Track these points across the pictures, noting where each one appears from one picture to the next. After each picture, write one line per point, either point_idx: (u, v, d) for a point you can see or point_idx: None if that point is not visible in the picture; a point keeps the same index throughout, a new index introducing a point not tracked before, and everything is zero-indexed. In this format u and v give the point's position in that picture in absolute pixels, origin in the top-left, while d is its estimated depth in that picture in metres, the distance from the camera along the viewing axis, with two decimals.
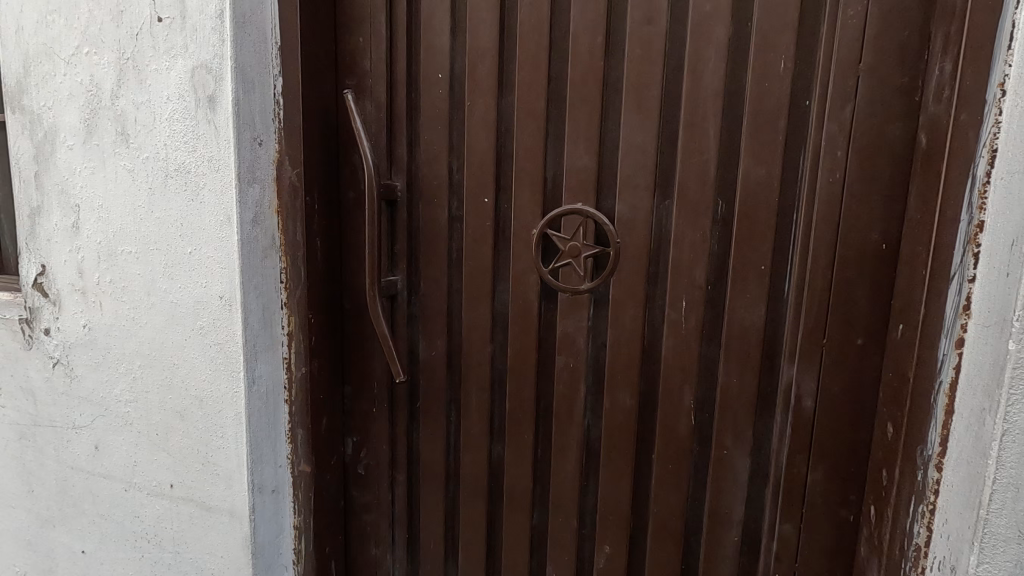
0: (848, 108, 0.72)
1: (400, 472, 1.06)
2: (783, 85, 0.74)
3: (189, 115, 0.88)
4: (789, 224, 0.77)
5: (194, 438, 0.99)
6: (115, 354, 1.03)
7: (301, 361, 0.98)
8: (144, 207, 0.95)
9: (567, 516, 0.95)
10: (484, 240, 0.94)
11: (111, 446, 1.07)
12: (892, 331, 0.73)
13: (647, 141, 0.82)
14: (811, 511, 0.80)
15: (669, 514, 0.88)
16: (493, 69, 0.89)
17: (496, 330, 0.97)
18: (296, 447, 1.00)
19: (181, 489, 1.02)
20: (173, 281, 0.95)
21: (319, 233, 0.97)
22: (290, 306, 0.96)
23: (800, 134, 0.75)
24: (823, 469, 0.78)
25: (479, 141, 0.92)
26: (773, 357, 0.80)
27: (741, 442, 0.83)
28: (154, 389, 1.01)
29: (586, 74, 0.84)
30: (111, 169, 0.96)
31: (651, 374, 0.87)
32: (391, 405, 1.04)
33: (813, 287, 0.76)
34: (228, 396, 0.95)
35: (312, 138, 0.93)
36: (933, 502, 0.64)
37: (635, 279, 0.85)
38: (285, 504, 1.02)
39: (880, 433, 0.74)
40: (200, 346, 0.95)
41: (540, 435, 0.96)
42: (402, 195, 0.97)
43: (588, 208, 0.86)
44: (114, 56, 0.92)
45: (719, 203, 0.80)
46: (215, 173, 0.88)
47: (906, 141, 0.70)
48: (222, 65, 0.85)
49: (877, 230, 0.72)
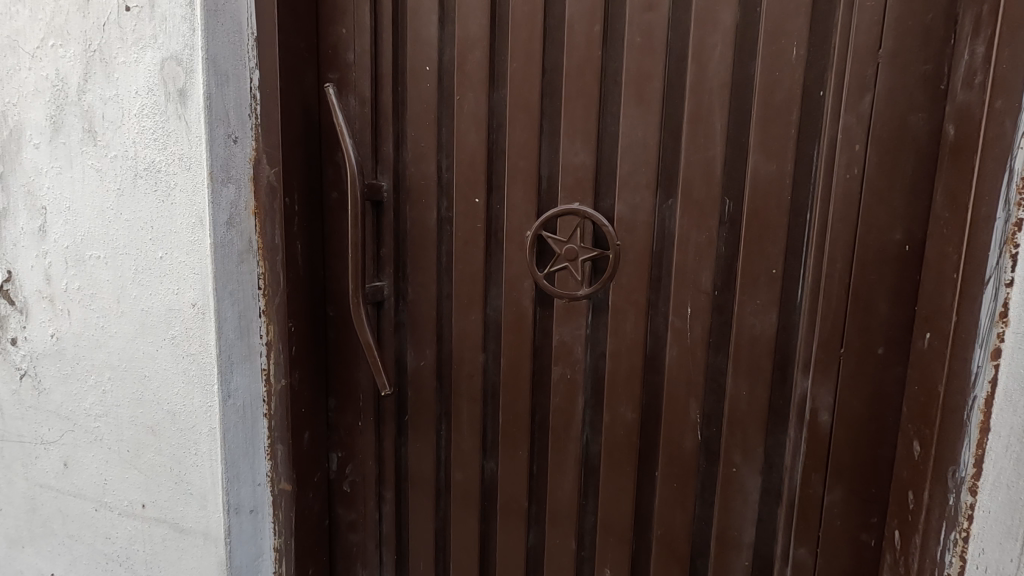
0: (867, 98, 0.66)
1: (387, 490, 0.99)
2: (796, 74, 0.69)
3: (159, 110, 0.83)
4: (803, 224, 0.71)
5: (167, 455, 0.93)
6: (84, 365, 0.97)
7: (280, 373, 0.91)
8: (113, 209, 0.89)
9: (565, 537, 0.89)
10: (475, 242, 0.88)
11: (81, 463, 1.01)
12: (918, 340, 0.66)
13: (648, 135, 0.76)
14: (829, 534, 0.74)
15: (675, 536, 0.82)
16: (484, 61, 0.84)
17: (489, 338, 0.91)
18: (276, 464, 0.94)
19: (154, 509, 0.96)
20: (143, 288, 0.89)
21: (299, 236, 0.90)
22: (269, 314, 0.90)
23: (814, 127, 0.70)
24: (841, 489, 0.72)
25: (469, 138, 0.86)
26: (786, 368, 0.74)
27: (751, 458, 0.77)
28: (125, 403, 0.95)
29: (583, 64, 0.78)
30: (79, 168, 0.90)
31: (654, 386, 0.82)
32: (377, 418, 0.98)
33: (831, 292, 0.70)
34: (202, 411, 0.89)
35: (292, 135, 0.87)
36: (967, 529, 0.58)
37: (637, 285, 0.79)
38: (264, 525, 0.96)
39: (904, 451, 0.68)
40: (173, 357, 0.89)
41: (535, 450, 0.90)
42: (388, 195, 0.91)
43: (586, 208, 0.80)
44: (80, 48, 0.86)
45: (727, 202, 0.74)
46: (187, 172, 0.83)
47: (931, 133, 0.64)
48: (194, 56, 0.79)
49: (899, 230, 0.66)
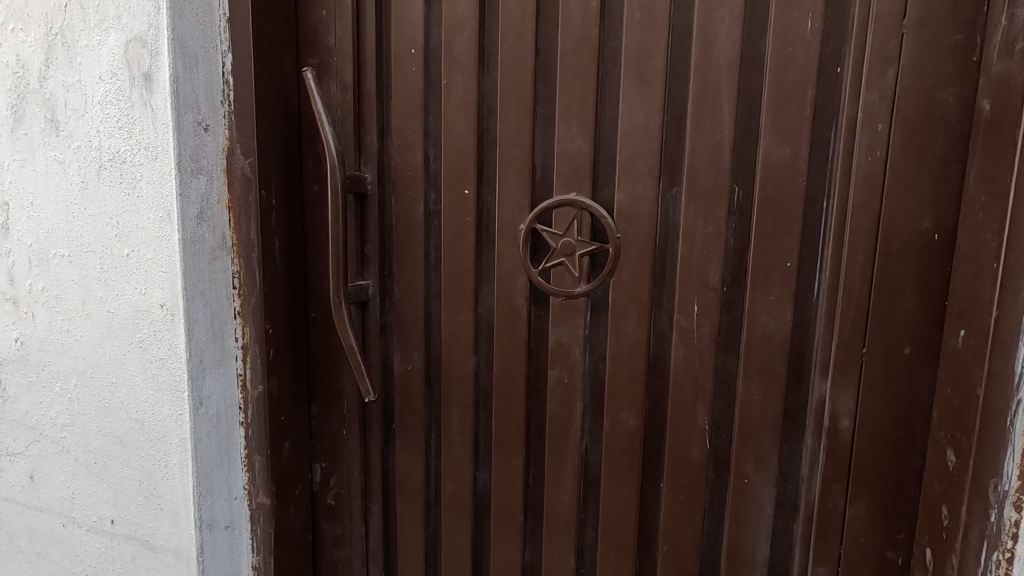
0: (890, 73, 0.60)
1: (373, 503, 0.93)
2: (811, 49, 0.63)
3: (123, 96, 0.77)
4: (819, 213, 0.66)
5: (136, 467, 0.87)
6: (48, 372, 0.90)
7: (257, 378, 0.85)
8: (77, 204, 0.83)
9: (563, 554, 0.83)
10: (465, 237, 0.82)
11: (47, 476, 0.94)
12: (950, 339, 0.60)
13: (650, 118, 0.71)
14: (851, 552, 0.67)
15: (682, 553, 0.76)
16: (473, 42, 0.78)
17: (480, 340, 0.85)
18: (253, 476, 0.88)
19: (123, 525, 0.90)
20: (110, 288, 0.83)
21: (277, 231, 0.84)
22: (244, 316, 0.84)
23: (831, 106, 0.64)
24: (864, 503, 0.66)
25: (457, 125, 0.80)
26: (801, 370, 0.68)
27: (764, 469, 0.70)
28: (93, 412, 0.88)
29: (579, 44, 0.73)
30: (42, 160, 0.84)
31: (659, 391, 0.76)
32: (362, 426, 0.91)
33: (852, 287, 0.64)
34: (171, 420, 0.83)
35: (269, 124, 0.82)
36: (1011, 548, 0.52)
37: (639, 281, 0.73)
38: (241, 542, 0.90)
39: (936, 461, 0.61)
40: (141, 362, 0.83)
41: (531, 460, 0.84)
42: (372, 188, 0.85)
43: (583, 198, 0.75)
44: (41, 31, 0.80)
45: (736, 189, 0.69)
46: (153, 163, 0.77)
47: (962, 109, 0.58)
48: (159, 37, 0.74)
49: (927, 217, 0.61)
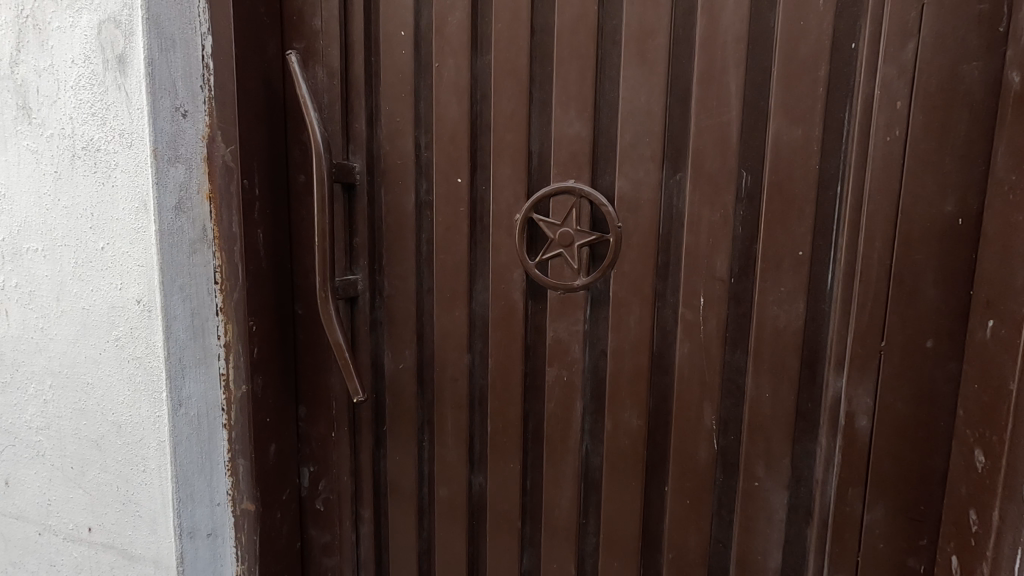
0: (910, 46, 0.57)
1: (364, 508, 0.89)
2: (824, 24, 0.59)
3: (97, 81, 0.73)
4: (833, 198, 0.62)
5: (114, 472, 0.83)
6: (23, 372, 0.86)
7: (241, 377, 0.81)
8: (50, 195, 0.78)
9: (563, 561, 0.78)
10: (458, 228, 0.78)
11: (22, 482, 0.89)
12: (977, 331, 0.56)
13: (652, 101, 0.67)
14: (870, 560, 0.63)
15: (688, 560, 0.71)
16: (466, 22, 0.74)
17: (475, 337, 0.81)
18: (238, 480, 0.84)
19: (101, 534, 0.85)
20: (85, 284, 0.79)
21: (261, 224, 0.80)
22: (227, 313, 0.80)
23: (845, 84, 0.60)
24: (884, 507, 0.62)
25: (449, 110, 0.76)
26: (815, 366, 0.64)
27: (776, 472, 0.66)
28: (68, 414, 0.84)
29: (577, 22, 0.69)
30: (14, 150, 0.79)
31: (663, 389, 0.71)
32: (352, 427, 0.87)
33: (870, 277, 0.60)
34: (149, 422, 0.78)
35: (251, 110, 0.78)
36: None
37: (641, 272, 0.69)
38: (224, 550, 0.85)
39: (962, 461, 0.57)
40: (118, 362, 0.79)
41: (529, 462, 0.80)
42: (361, 177, 0.81)
43: (581, 186, 0.71)
44: (12, 14, 0.76)
45: (744, 174, 0.65)
46: (128, 150, 0.73)
47: (988, 84, 0.55)
48: (133, 17, 0.70)
49: (951, 200, 0.57)
